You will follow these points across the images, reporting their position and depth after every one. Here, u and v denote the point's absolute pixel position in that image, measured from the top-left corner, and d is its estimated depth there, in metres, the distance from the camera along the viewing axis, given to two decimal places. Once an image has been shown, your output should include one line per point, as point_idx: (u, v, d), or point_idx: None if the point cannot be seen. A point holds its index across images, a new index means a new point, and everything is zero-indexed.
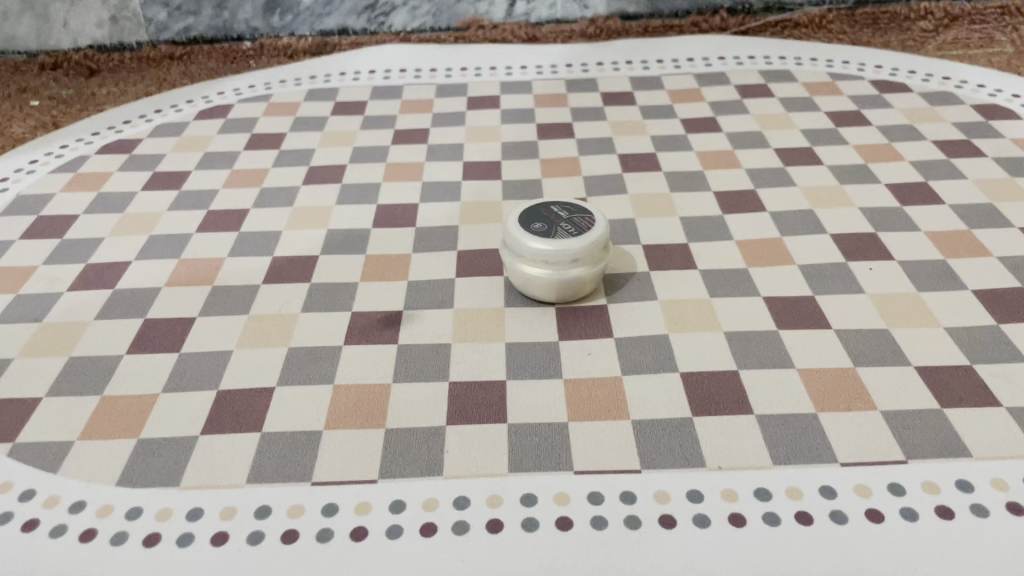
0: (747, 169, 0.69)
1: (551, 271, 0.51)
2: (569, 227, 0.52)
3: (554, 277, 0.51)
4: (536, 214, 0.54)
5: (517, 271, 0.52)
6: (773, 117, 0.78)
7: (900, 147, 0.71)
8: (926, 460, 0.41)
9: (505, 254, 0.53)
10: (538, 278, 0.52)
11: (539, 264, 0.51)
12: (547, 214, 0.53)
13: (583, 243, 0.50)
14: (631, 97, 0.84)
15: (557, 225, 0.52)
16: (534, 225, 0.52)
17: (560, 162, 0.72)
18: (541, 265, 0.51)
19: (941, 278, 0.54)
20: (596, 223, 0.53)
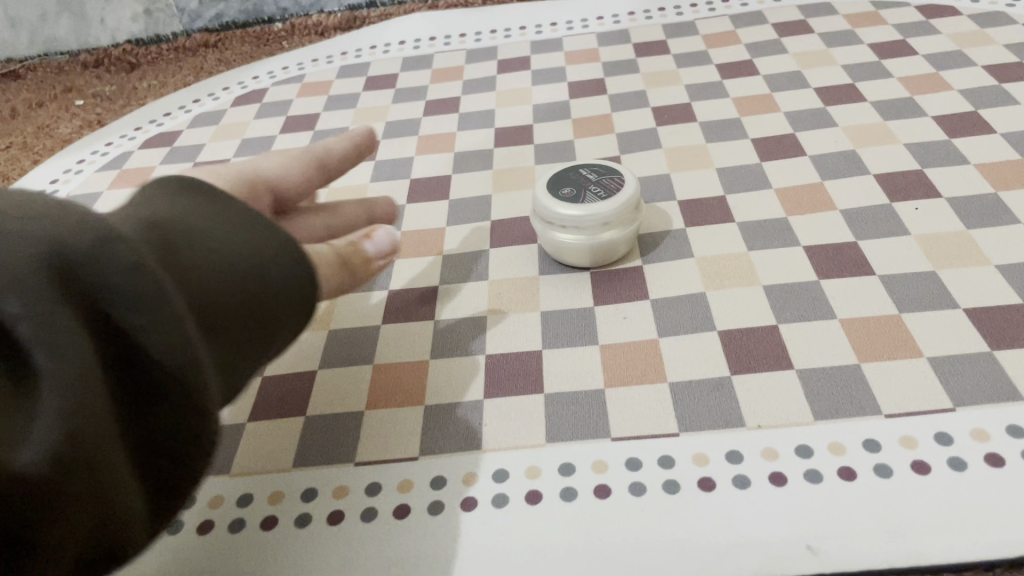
0: (785, 112, 0.67)
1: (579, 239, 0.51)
2: (598, 191, 0.52)
3: (584, 244, 0.51)
4: (565, 178, 0.54)
5: (547, 235, 0.52)
6: (812, 54, 0.76)
7: (947, 76, 0.68)
8: (975, 406, 0.40)
9: (535, 220, 0.53)
10: (563, 240, 0.51)
11: (568, 231, 0.51)
12: (578, 177, 0.53)
13: (611, 207, 0.50)
14: (664, 46, 0.82)
15: (585, 189, 0.52)
16: (563, 188, 0.53)
17: (592, 121, 0.71)
18: (569, 232, 0.51)
19: (992, 213, 0.52)
20: (625, 185, 0.52)
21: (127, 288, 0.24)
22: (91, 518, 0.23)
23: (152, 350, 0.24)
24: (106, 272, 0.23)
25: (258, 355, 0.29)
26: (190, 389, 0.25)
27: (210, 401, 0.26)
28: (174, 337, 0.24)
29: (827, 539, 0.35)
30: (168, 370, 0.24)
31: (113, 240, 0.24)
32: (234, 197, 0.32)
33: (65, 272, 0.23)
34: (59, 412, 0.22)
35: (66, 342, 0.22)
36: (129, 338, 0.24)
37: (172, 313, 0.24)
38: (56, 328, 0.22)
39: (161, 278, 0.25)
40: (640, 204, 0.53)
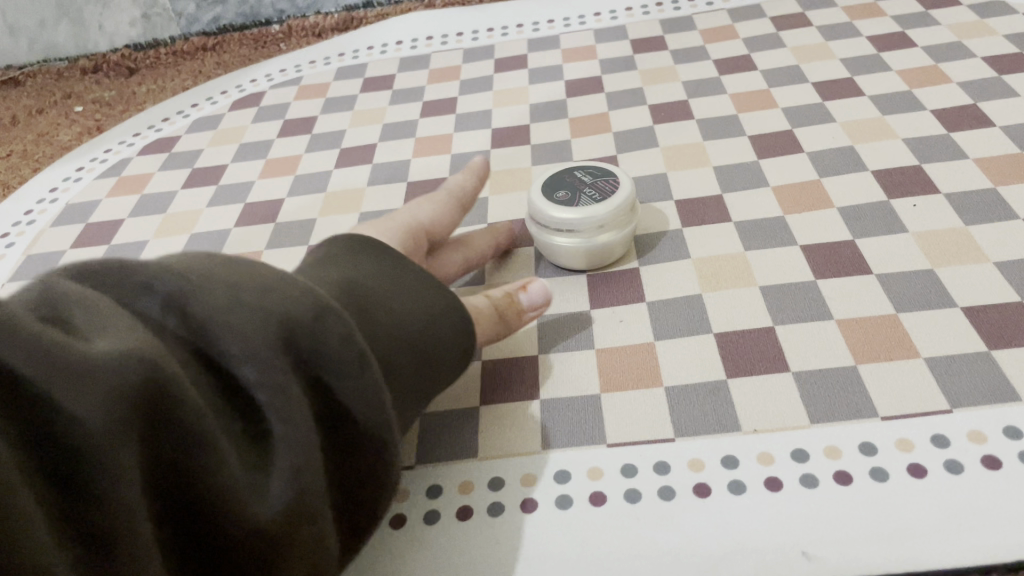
0: (783, 108, 0.67)
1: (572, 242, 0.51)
2: (592, 194, 0.52)
3: (577, 248, 0.51)
4: (560, 181, 0.54)
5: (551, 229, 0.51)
6: (810, 48, 0.75)
7: (947, 68, 0.68)
8: (972, 407, 0.40)
9: (530, 223, 0.53)
10: (567, 233, 0.51)
11: (561, 234, 0.51)
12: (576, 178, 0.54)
13: (603, 210, 0.50)
14: (662, 42, 0.82)
15: (579, 192, 0.52)
16: (562, 189, 0.53)
17: (589, 120, 0.71)
18: (562, 236, 0.51)
19: (990, 208, 0.52)
20: (620, 187, 0.52)
21: (337, 359, 0.31)
22: (314, 543, 0.30)
23: (351, 406, 0.32)
24: (323, 347, 0.31)
25: (409, 398, 0.37)
26: (376, 435, 0.32)
27: (388, 447, 0.33)
28: (365, 397, 0.32)
29: (821, 545, 0.35)
30: (360, 422, 0.32)
31: (328, 318, 0.32)
32: (375, 269, 0.41)
33: (295, 345, 0.30)
34: (296, 465, 0.28)
35: (297, 404, 0.29)
36: (336, 398, 0.31)
37: (366, 378, 0.32)
38: (293, 394, 0.29)
39: (362, 349, 0.32)
40: (636, 206, 0.53)
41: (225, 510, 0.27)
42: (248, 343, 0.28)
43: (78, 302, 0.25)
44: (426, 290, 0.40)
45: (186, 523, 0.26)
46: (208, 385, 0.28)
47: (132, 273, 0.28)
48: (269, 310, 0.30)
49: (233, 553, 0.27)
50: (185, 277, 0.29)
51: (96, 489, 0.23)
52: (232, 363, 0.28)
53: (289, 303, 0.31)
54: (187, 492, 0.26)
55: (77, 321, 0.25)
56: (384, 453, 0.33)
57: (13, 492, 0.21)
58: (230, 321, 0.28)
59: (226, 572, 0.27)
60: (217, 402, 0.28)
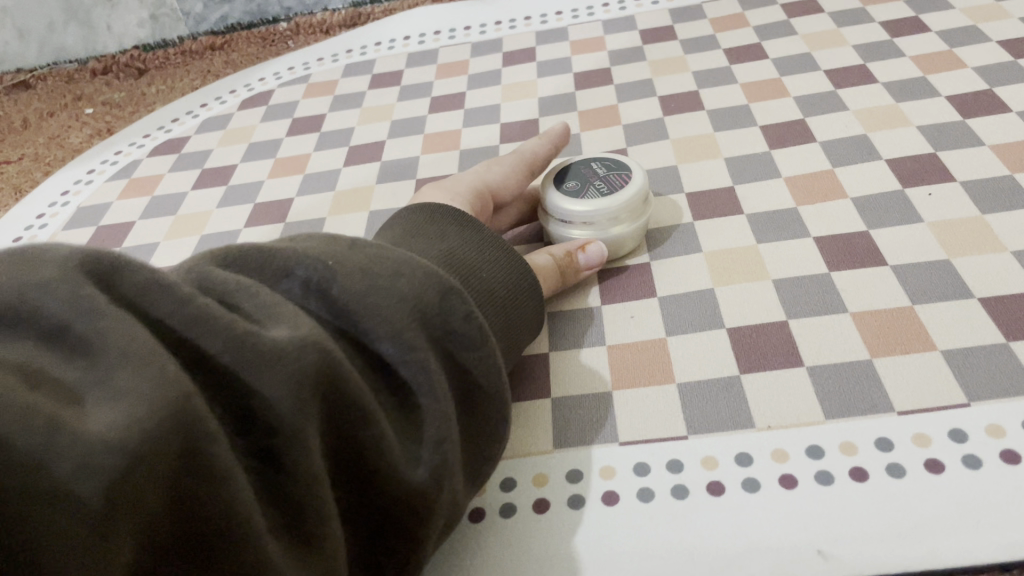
0: (795, 97, 0.66)
1: (574, 234, 0.51)
2: (600, 187, 0.51)
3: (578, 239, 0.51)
4: (575, 170, 0.54)
5: (615, 208, 0.50)
6: (822, 35, 0.74)
7: (961, 53, 0.66)
8: (990, 401, 0.39)
9: (540, 212, 0.54)
10: (630, 202, 0.50)
11: (563, 226, 0.52)
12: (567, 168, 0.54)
13: (604, 205, 0.50)
14: (671, 32, 0.81)
15: (588, 183, 0.52)
16: (568, 180, 0.53)
17: (599, 113, 0.70)
18: (565, 228, 0.52)
19: (1008, 196, 0.51)
20: (631, 181, 0.51)
21: (459, 336, 0.35)
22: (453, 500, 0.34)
23: (476, 376, 0.36)
24: (449, 325, 0.35)
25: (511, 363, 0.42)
26: (498, 402, 0.37)
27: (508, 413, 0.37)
28: (486, 367, 0.36)
29: (836, 543, 0.34)
30: (483, 390, 0.36)
31: (450, 297, 0.36)
32: (464, 225, 0.45)
33: (428, 322, 0.34)
34: (440, 433, 0.32)
35: (438, 377, 0.33)
36: (462, 368, 0.35)
37: (486, 351, 0.36)
38: (433, 367, 0.33)
39: (481, 323, 0.37)
40: (649, 199, 0.52)
41: (386, 471, 0.30)
42: (389, 322, 0.32)
43: (251, 293, 0.30)
44: (520, 259, 0.44)
45: (350, 483, 0.31)
46: (363, 364, 0.32)
47: (276, 261, 0.33)
48: (405, 294, 0.34)
49: (389, 510, 0.31)
50: (330, 266, 0.33)
51: (290, 455, 0.27)
52: (377, 343, 0.32)
53: (418, 286, 0.35)
54: (353, 456, 0.30)
55: (257, 311, 0.29)
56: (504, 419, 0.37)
57: (235, 468, 0.25)
58: (376, 305, 0.33)
59: (390, 526, 0.32)
60: (370, 374, 0.32)
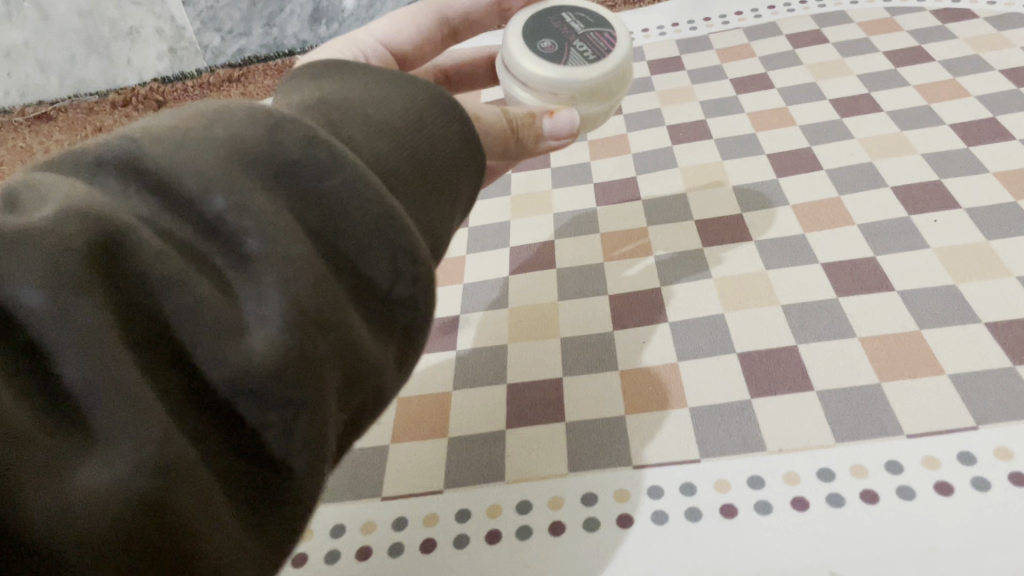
0: (801, 126, 0.67)
1: (552, 103, 0.49)
2: (581, 49, 0.49)
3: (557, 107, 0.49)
4: (548, 29, 0.51)
5: (607, 74, 0.48)
6: (827, 64, 0.75)
7: (965, 81, 0.68)
8: (998, 424, 0.39)
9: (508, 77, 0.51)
10: (618, 69, 0.49)
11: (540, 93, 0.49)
12: (526, 30, 0.51)
13: (592, 74, 0.48)
14: (679, 62, 0.83)
15: (567, 46, 0.50)
16: (540, 42, 0.50)
17: (608, 142, 0.72)
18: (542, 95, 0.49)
19: (1013, 222, 0.52)
20: (614, 49, 0.50)
21: (302, 157, 0.26)
22: (344, 357, 0.26)
23: (346, 206, 0.26)
24: (284, 149, 0.26)
25: (436, 210, 0.33)
26: (393, 236, 0.27)
27: (409, 247, 0.28)
28: (355, 188, 0.27)
29: (848, 564, 0.35)
30: (360, 220, 0.27)
31: (283, 124, 0.27)
32: (373, 74, 0.36)
33: (262, 163, 0.25)
34: (284, 278, 0.24)
35: (272, 215, 0.24)
36: (322, 200, 0.26)
37: (346, 168, 0.27)
38: (261, 207, 0.24)
39: (338, 146, 0.27)
40: (626, 70, 0.51)
41: (216, 341, 0.23)
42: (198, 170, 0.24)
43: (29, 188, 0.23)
44: (437, 91, 0.36)
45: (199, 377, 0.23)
46: (181, 227, 0.24)
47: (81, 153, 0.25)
48: (229, 138, 0.25)
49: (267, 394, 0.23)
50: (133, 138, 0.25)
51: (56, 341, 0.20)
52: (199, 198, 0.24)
53: (237, 123, 0.26)
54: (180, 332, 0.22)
55: (27, 200, 0.22)
56: (406, 256, 0.28)
57: None
58: (174, 152, 0.24)
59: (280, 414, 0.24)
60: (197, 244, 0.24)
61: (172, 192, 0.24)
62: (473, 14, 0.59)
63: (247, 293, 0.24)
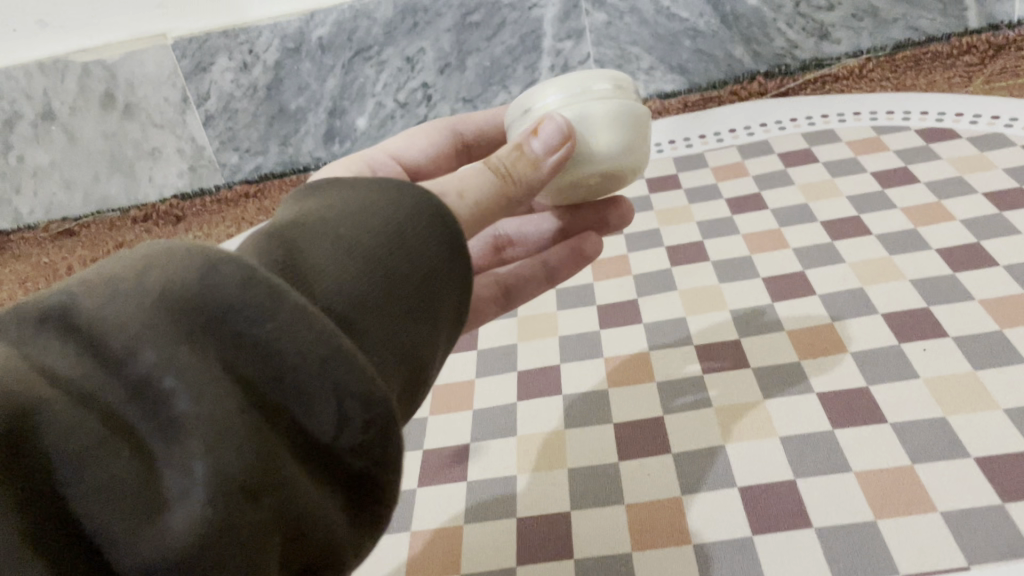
0: (794, 248, 0.70)
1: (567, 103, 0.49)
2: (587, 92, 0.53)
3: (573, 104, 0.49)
4: None
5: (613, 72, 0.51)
6: (817, 185, 0.79)
7: (949, 205, 0.71)
8: (991, 564, 0.41)
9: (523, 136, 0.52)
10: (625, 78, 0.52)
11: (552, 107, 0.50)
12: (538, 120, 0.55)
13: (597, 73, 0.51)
14: (676, 180, 0.87)
15: None
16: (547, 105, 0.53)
17: (610, 262, 0.75)
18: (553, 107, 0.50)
19: (999, 352, 0.54)
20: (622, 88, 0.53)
21: (234, 311, 0.29)
22: (285, 513, 0.28)
23: (283, 349, 0.29)
24: (217, 302, 0.29)
25: (401, 332, 0.35)
26: (335, 372, 0.29)
27: (354, 388, 0.30)
28: (293, 337, 0.29)
29: None
30: (295, 368, 0.29)
31: (222, 267, 0.29)
32: (344, 186, 0.39)
33: (195, 316, 0.28)
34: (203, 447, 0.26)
35: (197, 374, 0.27)
36: (258, 345, 0.29)
37: (282, 315, 0.29)
38: (184, 365, 0.27)
39: (279, 286, 0.29)
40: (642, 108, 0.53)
41: (132, 520, 0.25)
42: (128, 335, 0.27)
43: None
44: (404, 197, 0.38)
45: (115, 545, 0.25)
46: (110, 390, 0.26)
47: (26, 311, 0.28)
48: (165, 293, 0.28)
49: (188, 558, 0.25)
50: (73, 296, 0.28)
51: None
52: (125, 363, 0.26)
53: (175, 272, 0.29)
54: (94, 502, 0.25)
55: None
56: (352, 398, 0.30)
57: None
58: (107, 317, 0.27)
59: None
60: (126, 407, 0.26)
61: (105, 356, 0.27)
62: (486, 133, 0.65)
63: (171, 462, 0.26)
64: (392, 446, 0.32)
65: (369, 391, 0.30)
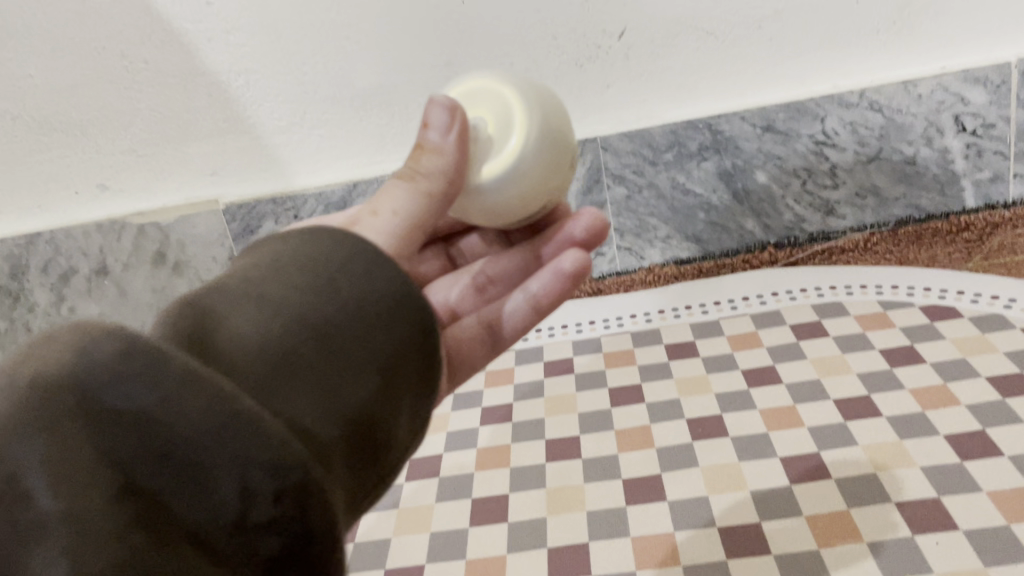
0: (809, 427, 0.74)
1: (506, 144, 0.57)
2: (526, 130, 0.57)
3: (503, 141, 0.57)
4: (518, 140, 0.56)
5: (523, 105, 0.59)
6: (828, 360, 0.84)
7: (955, 388, 0.76)
8: None
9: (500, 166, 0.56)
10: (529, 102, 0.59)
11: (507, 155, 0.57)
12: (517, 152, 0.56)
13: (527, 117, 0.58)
14: (693, 348, 0.92)
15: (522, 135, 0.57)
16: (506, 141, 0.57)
17: (633, 432, 0.79)
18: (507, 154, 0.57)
19: (1008, 548, 0.57)
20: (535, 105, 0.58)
21: (115, 390, 0.32)
22: None
23: (171, 422, 0.32)
24: (92, 385, 0.32)
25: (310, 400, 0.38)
26: (226, 443, 0.32)
27: (251, 454, 0.33)
28: (181, 410, 0.32)
29: None
30: (185, 443, 0.32)
31: (112, 343, 0.33)
32: (257, 271, 0.44)
33: (79, 400, 0.31)
34: (72, 536, 0.29)
35: (68, 457, 0.30)
36: (147, 420, 0.32)
37: (167, 387, 0.32)
38: (58, 451, 0.30)
39: (169, 360, 0.33)
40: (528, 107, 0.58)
41: None
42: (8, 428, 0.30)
43: None
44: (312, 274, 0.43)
45: None
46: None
47: None
48: (50, 382, 0.31)
49: None
50: None
51: None
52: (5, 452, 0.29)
53: (58, 359, 0.32)
54: None
55: None
56: (257, 469, 0.33)
57: None
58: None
59: None
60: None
61: None
62: None
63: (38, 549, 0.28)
64: (307, 514, 0.34)
65: (274, 460, 0.33)
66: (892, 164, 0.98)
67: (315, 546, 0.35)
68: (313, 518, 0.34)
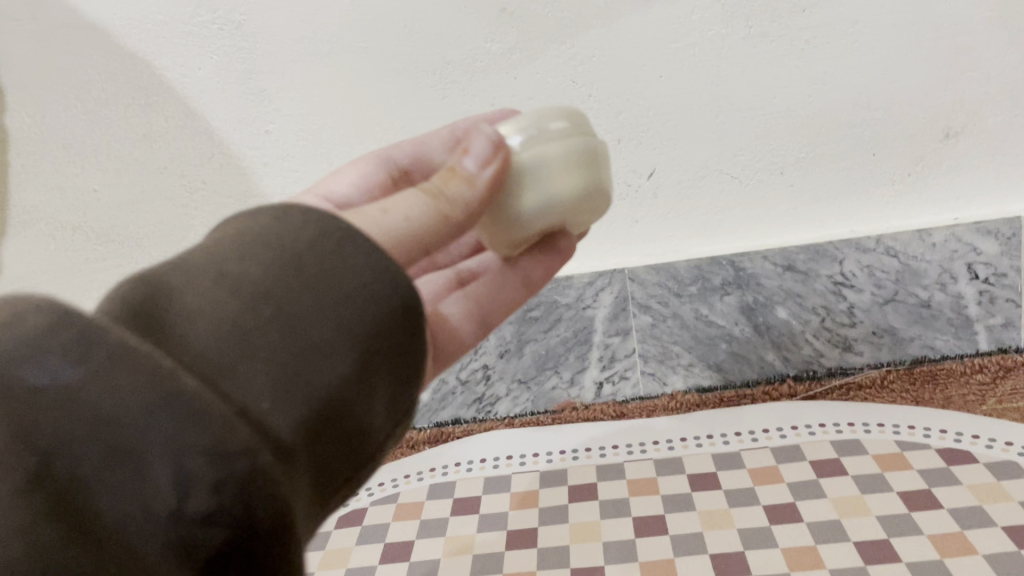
0: (831, 570, 0.76)
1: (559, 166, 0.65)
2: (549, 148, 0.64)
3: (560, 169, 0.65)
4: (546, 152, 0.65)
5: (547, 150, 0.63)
6: (848, 500, 0.86)
7: (973, 536, 0.78)
8: None
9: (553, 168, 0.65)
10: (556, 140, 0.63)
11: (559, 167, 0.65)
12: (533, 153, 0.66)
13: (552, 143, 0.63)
14: (715, 478, 0.94)
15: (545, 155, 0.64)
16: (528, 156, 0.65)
17: (657, 563, 0.81)
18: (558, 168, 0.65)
19: None
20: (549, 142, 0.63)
21: (44, 361, 0.34)
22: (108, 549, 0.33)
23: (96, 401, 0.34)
24: (22, 361, 0.34)
25: (258, 376, 0.38)
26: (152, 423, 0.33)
27: (183, 439, 0.34)
28: (108, 388, 0.34)
29: None
30: (113, 424, 0.33)
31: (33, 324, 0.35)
32: (224, 245, 0.45)
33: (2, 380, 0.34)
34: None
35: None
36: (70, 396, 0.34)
37: (94, 364, 0.34)
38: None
39: (95, 342, 0.34)
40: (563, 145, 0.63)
41: None
42: None
43: None
44: (266, 252, 0.43)
45: None
46: None
47: None
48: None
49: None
50: None
51: None
52: None
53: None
54: None
55: None
56: (190, 455, 0.34)
57: None
58: None
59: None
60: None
61: None
62: None
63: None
64: (252, 483, 0.35)
65: (211, 444, 0.34)
66: (909, 305, 1.03)
67: (258, 538, 0.35)
68: (257, 510, 0.35)
